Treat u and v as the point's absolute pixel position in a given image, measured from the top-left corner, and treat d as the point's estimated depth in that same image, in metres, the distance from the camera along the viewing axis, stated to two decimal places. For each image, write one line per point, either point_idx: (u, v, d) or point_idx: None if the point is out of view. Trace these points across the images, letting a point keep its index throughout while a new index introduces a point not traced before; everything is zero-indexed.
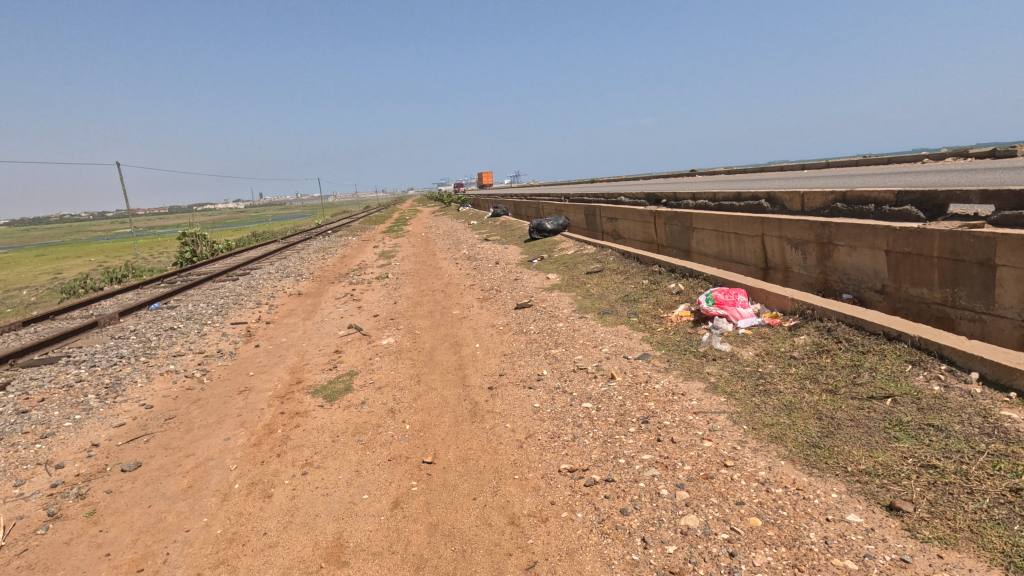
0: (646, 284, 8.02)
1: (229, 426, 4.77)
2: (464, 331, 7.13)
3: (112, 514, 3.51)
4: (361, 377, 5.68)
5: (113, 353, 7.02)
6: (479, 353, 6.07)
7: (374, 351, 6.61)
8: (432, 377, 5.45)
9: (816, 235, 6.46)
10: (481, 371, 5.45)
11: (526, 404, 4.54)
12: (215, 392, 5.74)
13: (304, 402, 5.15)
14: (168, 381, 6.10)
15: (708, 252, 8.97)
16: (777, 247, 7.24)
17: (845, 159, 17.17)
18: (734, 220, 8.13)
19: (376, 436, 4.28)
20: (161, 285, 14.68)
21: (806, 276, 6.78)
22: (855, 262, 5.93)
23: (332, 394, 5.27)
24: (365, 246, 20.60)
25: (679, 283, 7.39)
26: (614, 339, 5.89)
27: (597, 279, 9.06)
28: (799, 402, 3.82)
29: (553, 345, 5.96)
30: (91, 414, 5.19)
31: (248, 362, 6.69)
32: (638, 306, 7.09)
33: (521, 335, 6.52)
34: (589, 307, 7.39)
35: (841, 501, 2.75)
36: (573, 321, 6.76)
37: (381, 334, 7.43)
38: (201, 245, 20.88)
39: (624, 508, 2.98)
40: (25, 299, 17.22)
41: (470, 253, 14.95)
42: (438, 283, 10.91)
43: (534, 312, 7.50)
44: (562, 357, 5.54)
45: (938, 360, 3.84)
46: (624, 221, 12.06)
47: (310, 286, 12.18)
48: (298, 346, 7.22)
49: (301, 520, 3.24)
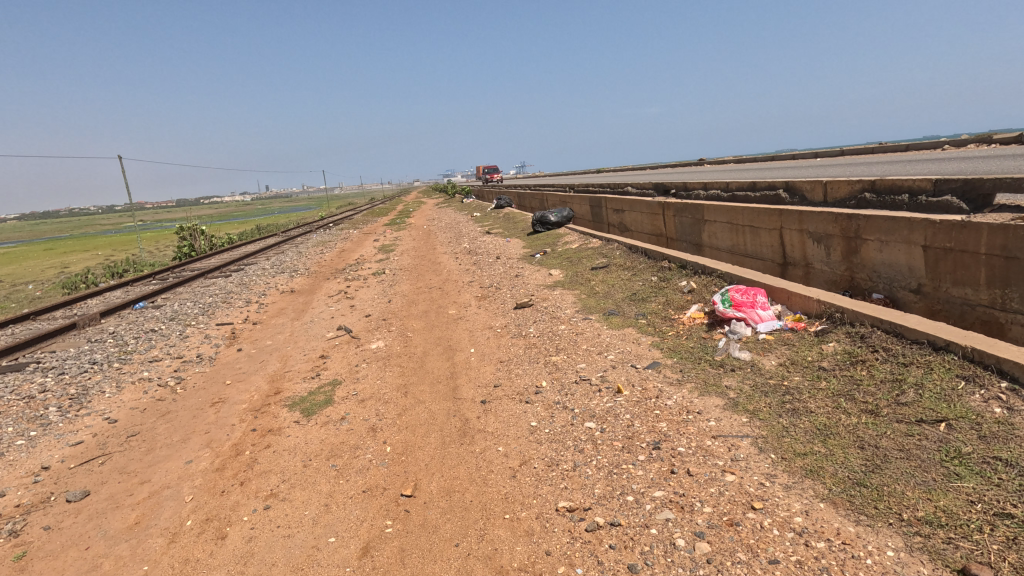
0: (655, 281, 7.48)
1: (195, 445, 4.32)
2: (459, 334, 6.65)
3: (43, 558, 3.07)
4: (344, 388, 5.19)
5: (86, 358, 6.59)
6: (474, 360, 5.57)
7: (361, 357, 6.13)
8: (421, 388, 4.97)
9: (842, 229, 5.91)
10: (475, 382, 4.96)
11: (521, 422, 4.05)
12: (186, 404, 5.29)
13: (278, 417, 4.69)
14: (138, 391, 5.66)
15: (721, 245, 8.43)
16: (797, 241, 6.70)
17: (859, 146, 16.54)
18: (749, 212, 7.58)
19: (352, 460, 3.80)
20: (157, 281, 14.31)
21: (829, 273, 6.24)
22: (887, 259, 5.39)
23: (310, 408, 4.79)
24: (365, 240, 20.10)
25: (691, 281, 6.86)
26: (621, 345, 5.37)
27: (602, 275, 8.52)
28: (835, 426, 3.30)
29: (555, 351, 5.45)
30: (48, 431, 4.75)
31: (227, 369, 6.24)
32: (646, 306, 6.55)
33: (520, 340, 6.02)
34: (594, 307, 6.86)
35: (901, 562, 2.25)
36: (577, 323, 6.24)
37: (371, 337, 6.96)
38: (201, 239, 20.54)
39: (633, 564, 2.49)
40: (28, 294, 16.92)
41: (471, 247, 14.44)
42: (436, 279, 10.42)
43: (535, 312, 6.99)
44: (563, 365, 5.04)
45: (996, 377, 3.30)
46: (631, 213, 11.52)
47: (305, 282, 11.74)
48: (283, 350, 6.77)
49: (255, 571, 2.78)
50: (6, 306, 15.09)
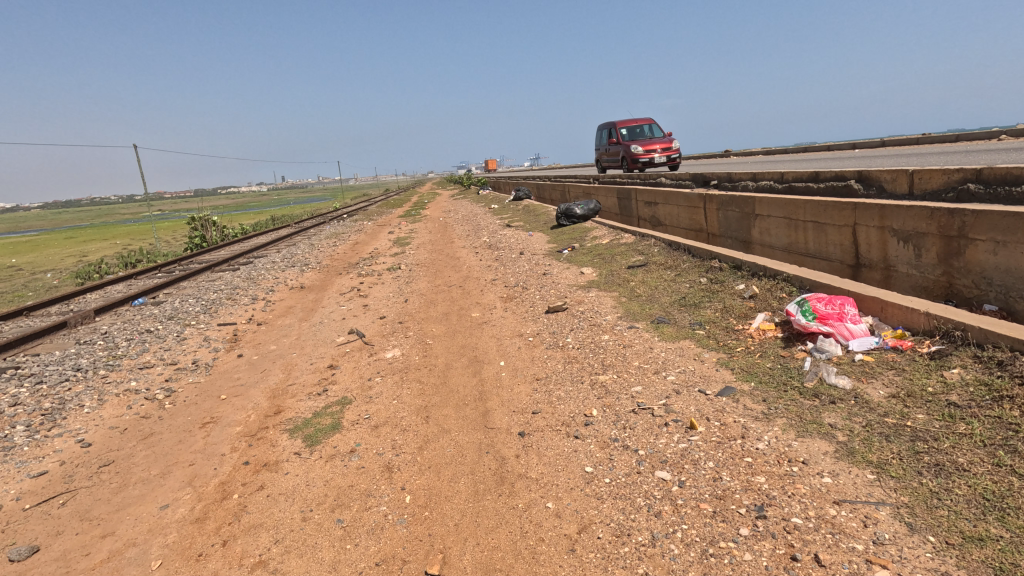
0: (705, 283, 6.62)
1: (177, 482, 3.59)
2: (485, 341, 5.87)
3: None
4: (355, 409, 4.43)
5: (70, 364, 5.89)
6: (505, 377, 4.76)
7: (375, 368, 5.37)
8: (445, 411, 4.20)
9: (941, 226, 5.01)
10: (509, 406, 4.17)
11: (572, 466, 3.26)
12: (174, 423, 4.56)
13: (276, 446, 3.94)
14: (121, 406, 4.95)
15: (776, 243, 7.53)
16: (876, 239, 5.79)
17: (903, 137, 15.48)
18: (813, 206, 6.66)
19: (363, 514, 3.03)
20: (164, 274, 13.70)
21: (920, 278, 5.33)
22: (1004, 263, 4.48)
23: (315, 435, 4.05)
24: (379, 232, 19.44)
25: (752, 286, 5.98)
26: (680, 362, 4.53)
27: (641, 275, 7.66)
28: (1010, 495, 2.43)
29: (601, 367, 4.64)
30: (8, 457, 4.05)
31: (224, 379, 5.51)
32: (701, 314, 5.69)
33: (557, 352, 5.21)
34: (639, 313, 6.01)
35: None
36: (622, 333, 5.40)
37: (386, 343, 6.20)
38: (212, 230, 20.03)
39: None
40: (47, 281, 16.61)
41: (490, 241, 13.66)
42: (456, 276, 9.63)
43: (570, 318, 6.18)
44: (613, 388, 4.22)
45: None
46: (665, 206, 10.67)
47: (315, 277, 11.06)
48: (288, 357, 6.04)
49: None
50: (22, 294, 14.72)
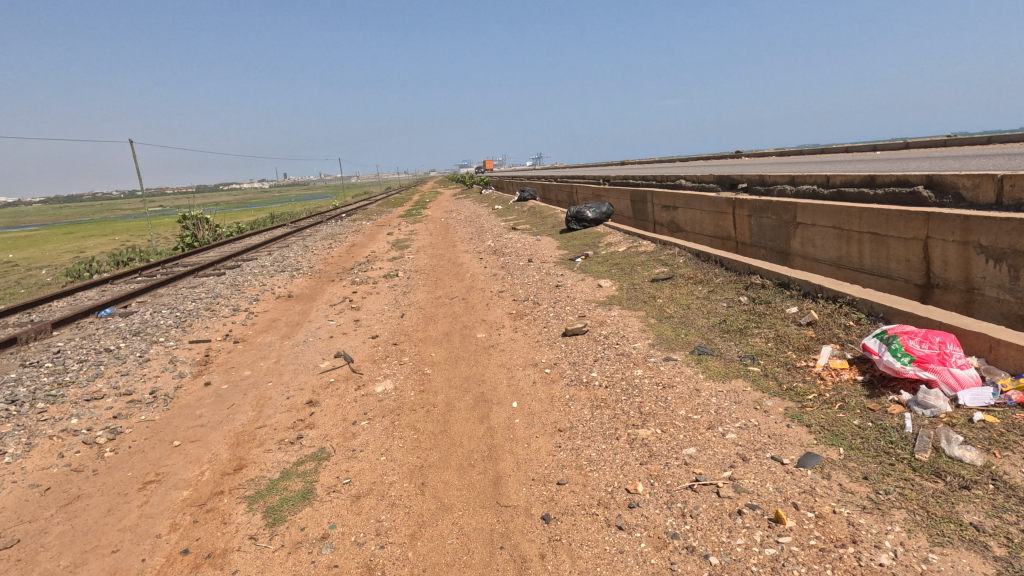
0: (748, 303, 5.72)
1: None
2: (493, 372, 4.98)
3: None
4: (332, 469, 3.54)
5: (4, 395, 4.99)
6: (519, 426, 3.86)
7: (361, 407, 4.48)
8: (446, 478, 3.30)
9: None
10: (527, 473, 3.27)
11: None
12: (110, 482, 3.67)
13: (228, 525, 3.05)
14: (52, 455, 4.05)
15: (821, 255, 6.62)
16: (957, 256, 4.88)
17: (929, 138, 14.63)
18: (871, 214, 5.76)
19: None
20: (147, 278, 12.75)
21: (1016, 305, 4.43)
22: None
23: (278, 509, 3.16)
24: (378, 234, 18.55)
25: (808, 310, 5.08)
26: (738, 413, 3.64)
27: (670, 291, 6.76)
28: None
29: (639, 417, 3.75)
30: None
31: (184, 417, 4.62)
32: (749, 343, 4.79)
33: (581, 391, 4.31)
34: (674, 341, 5.11)
35: None
36: (658, 368, 4.50)
37: (377, 371, 5.30)
38: (203, 229, 19.07)
39: None
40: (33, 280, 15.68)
41: (496, 245, 12.75)
42: (458, 287, 8.74)
43: (593, 344, 5.29)
44: (658, 449, 3.33)
45: None
46: (686, 211, 9.77)
47: (306, 284, 10.16)
48: (262, 387, 5.16)
49: None
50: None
